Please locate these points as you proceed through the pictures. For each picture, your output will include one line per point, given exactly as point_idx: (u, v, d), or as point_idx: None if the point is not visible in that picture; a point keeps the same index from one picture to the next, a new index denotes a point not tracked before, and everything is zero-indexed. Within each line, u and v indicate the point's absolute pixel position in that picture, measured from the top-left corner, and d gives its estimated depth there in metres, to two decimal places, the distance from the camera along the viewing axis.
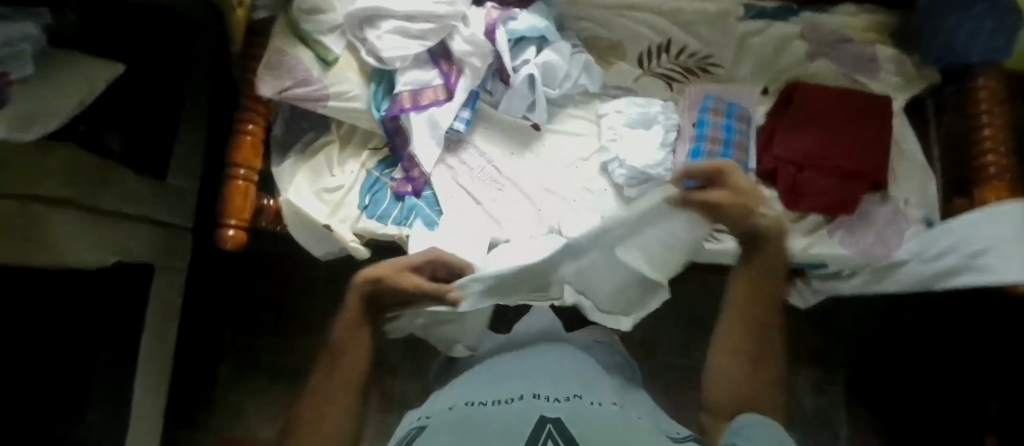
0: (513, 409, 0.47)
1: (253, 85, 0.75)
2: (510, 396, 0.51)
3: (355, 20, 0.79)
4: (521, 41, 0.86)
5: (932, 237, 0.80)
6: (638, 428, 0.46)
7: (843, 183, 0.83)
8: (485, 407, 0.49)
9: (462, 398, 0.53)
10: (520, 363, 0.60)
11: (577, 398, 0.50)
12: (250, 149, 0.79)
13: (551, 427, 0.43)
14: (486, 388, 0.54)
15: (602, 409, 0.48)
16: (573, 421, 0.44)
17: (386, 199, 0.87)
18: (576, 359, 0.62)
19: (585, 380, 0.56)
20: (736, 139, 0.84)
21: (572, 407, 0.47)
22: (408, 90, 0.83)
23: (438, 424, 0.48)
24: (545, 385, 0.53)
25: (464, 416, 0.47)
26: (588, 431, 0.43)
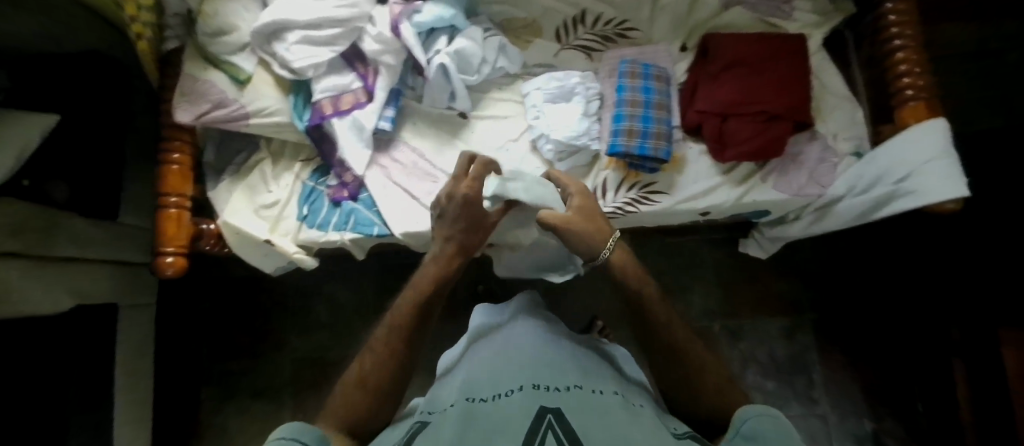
0: (517, 398, 0.51)
1: (172, 114, 0.77)
2: (509, 389, 0.54)
3: (261, 37, 0.80)
4: (432, 32, 0.86)
5: (861, 170, 0.82)
6: (641, 421, 0.49)
7: (769, 126, 0.83)
8: (486, 403, 0.52)
9: (463, 391, 0.56)
10: (526, 350, 0.63)
11: (578, 387, 0.54)
12: (178, 178, 0.80)
13: (550, 418, 0.46)
14: (489, 377, 0.58)
15: (602, 397, 0.52)
16: (570, 411, 0.48)
17: (324, 207, 0.88)
18: (572, 348, 0.66)
19: (585, 369, 0.60)
20: (656, 99, 0.85)
21: (576, 397, 0.51)
22: (327, 97, 0.83)
23: (443, 419, 0.52)
24: (548, 373, 0.57)
25: (466, 410, 0.51)
26: (587, 419, 0.47)
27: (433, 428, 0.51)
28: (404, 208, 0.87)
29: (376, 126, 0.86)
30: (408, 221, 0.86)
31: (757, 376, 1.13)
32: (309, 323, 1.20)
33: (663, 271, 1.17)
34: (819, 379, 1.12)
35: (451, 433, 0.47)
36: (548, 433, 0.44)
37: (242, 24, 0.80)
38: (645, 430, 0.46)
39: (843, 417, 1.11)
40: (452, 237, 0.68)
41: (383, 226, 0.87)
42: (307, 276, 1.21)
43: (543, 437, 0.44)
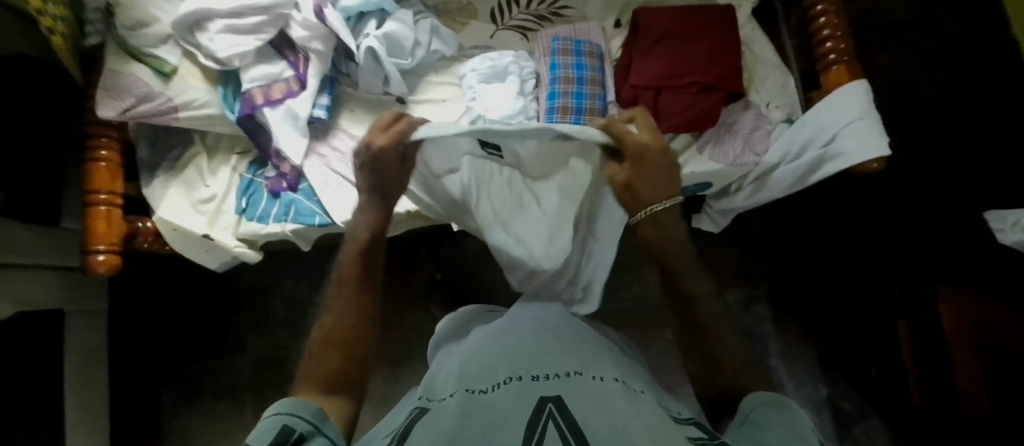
0: (518, 389, 0.43)
1: (94, 109, 0.75)
2: (507, 377, 0.46)
3: (183, 28, 0.79)
4: (362, 16, 0.87)
5: (792, 135, 0.82)
6: (645, 410, 0.41)
7: (701, 97, 0.84)
8: (485, 394, 0.44)
9: (462, 381, 0.49)
10: (527, 336, 0.56)
11: (576, 374, 0.46)
12: (106, 175, 0.79)
13: (551, 407, 0.39)
14: (488, 366, 0.50)
15: (603, 384, 0.44)
16: (573, 401, 0.40)
17: (263, 199, 0.87)
18: (576, 331, 0.59)
19: (587, 354, 0.52)
20: (588, 75, 0.86)
21: (573, 384, 0.44)
22: (258, 87, 0.82)
23: (441, 410, 0.44)
24: (546, 359, 0.49)
25: (467, 402, 0.43)
26: (589, 407, 0.39)
27: (432, 420, 0.42)
28: (345, 195, 0.86)
29: (311, 114, 0.86)
30: (349, 210, 0.84)
31: None
32: (267, 321, 1.19)
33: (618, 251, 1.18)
34: (777, 347, 1.14)
35: (450, 426, 0.39)
36: (550, 422, 0.37)
37: (162, 16, 0.80)
38: (648, 417, 0.39)
39: (801, 384, 1.12)
40: (369, 213, 0.63)
41: (325, 215, 0.85)
42: (262, 273, 1.20)
43: (543, 427, 0.36)
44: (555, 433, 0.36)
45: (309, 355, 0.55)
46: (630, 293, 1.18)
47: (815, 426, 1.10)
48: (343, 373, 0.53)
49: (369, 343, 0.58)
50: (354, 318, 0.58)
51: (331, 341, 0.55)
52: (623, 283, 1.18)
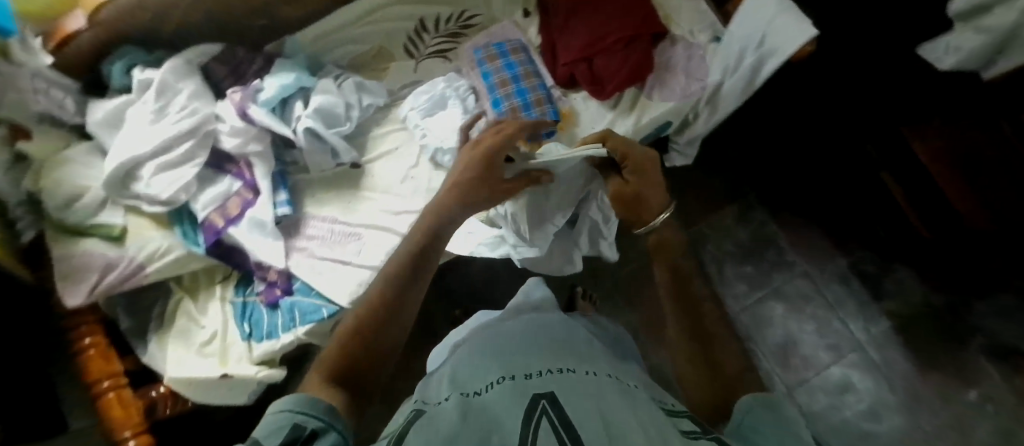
0: (514, 388, 0.43)
1: (62, 302, 0.71)
2: (500, 377, 0.46)
3: (115, 184, 0.75)
4: (286, 102, 0.85)
5: (725, 51, 0.85)
6: (631, 402, 0.41)
7: (629, 49, 0.87)
8: (481, 395, 0.43)
9: (456, 383, 0.47)
10: (514, 339, 0.56)
11: (570, 370, 0.47)
12: (100, 360, 0.74)
13: (545, 403, 0.39)
14: (482, 368, 0.50)
15: (595, 380, 0.45)
16: (566, 397, 0.40)
17: (264, 315, 0.84)
18: (570, 336, 0.58)
19: (580, 352, 0.53)
20: (521, 70, 0.88)
21: (563, 381, 0.44)
22: (213, 210, 0.80)
23: (437, 412, 0.41)
24: (536, 360, 0.50)
25: (463, 404, 0.41)
26: (586, 403, 0.39)
27: (429, 420, 0.39)
28: (339, 277, 0.84)
29: (276, 215, 0.84)
30: (352, 288, 0.82)
31: (734, 267, 1.18)
32: None
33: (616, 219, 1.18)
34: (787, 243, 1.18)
35: (447, 428, 0.37)
36: (544, 418, 0.37)
37: (93, 182, 0.76)
38: (640, 414, 0.39)
39: (822, 266, 1.17)
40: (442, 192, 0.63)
41: (330, 304, 0.83)
42: (290, 384, 1.16)
43: (537, 425, 0.36)
44: (550, 433, 0.35)
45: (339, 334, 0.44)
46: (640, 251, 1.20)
47: (850, 297, 1.15)
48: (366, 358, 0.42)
49: (410, 326, 0.48)
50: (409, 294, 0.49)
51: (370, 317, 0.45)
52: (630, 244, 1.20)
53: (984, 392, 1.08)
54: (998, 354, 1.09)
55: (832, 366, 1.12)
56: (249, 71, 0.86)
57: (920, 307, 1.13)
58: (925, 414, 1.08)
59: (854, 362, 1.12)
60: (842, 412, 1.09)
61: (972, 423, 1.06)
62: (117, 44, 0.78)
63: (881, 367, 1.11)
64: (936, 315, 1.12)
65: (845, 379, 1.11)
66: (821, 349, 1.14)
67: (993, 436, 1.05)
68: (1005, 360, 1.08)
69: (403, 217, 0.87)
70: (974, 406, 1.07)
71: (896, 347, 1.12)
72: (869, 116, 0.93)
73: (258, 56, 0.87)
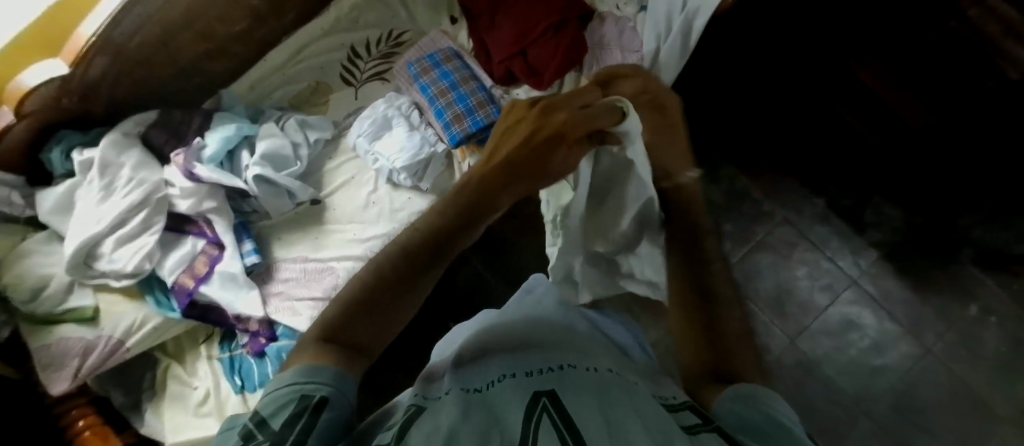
0: (516, 385, 0.37)
1: (48, 391, 0.71)
2: (503, 375, 0.40)
3: (79, 266, 0.76)
4: (233, 154, 0.86)
5: (654, 16, 0.86)
6: (638, 396, 0.35)
7: (558, 35, 0.86)
8: (484, 392, 0.37)
9: (458, 378, 0.41)
10: (516, 335, 0.51)
11: (570, 366, 0.41)
12: (97, 439, 0.72)
13: (546, 401, 0.33)
14: (485, 363, 0.44)
15: (597, 375, 0.40)
16: (567, 394, 0.34)
17: (253, 366, 0.84)
18: (570, 333, 0.53)
19: (579, 348, 0.48)
20: (457, 77, 0.88)
21: (564, 376, 0.39)
22: (182, 273, 0.80)
23: (438, 408, 0.35)
24: (538, 357, 0.44)
25: (465, 400, 0.35)
26: (585, 399, 0.34)
27: (429, 417, 0.33)
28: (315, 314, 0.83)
29: (244, 265, 0.84)
30: None
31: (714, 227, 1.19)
32: None
33: None
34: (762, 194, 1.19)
35: (447, 424, 0.31)
36: (545, 416, 0.31)
37: (56, 269, 0.77)
38: (643, 410, 0.33)
39: (800, 210, 1.17)
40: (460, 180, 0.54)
41: None
42: None
43: (538, 423, 0.31)
44: (550, 431, 0.30)
45: (348, 287, 0.44)
46: None
47: (833, 235, 1.15)
48: (369, 325, 0.42)
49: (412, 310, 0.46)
50: (441, 253, 0.48)
51: (385, 279, 0.44)
52: None
53: (983, 304, 1.08)
54: (990, 264, 1.09)
55: (830, 306, 1.12)
56: (189, 130, 0.87)
57: (904, 232, 1.13)
58: (929, 337, 1.08)
59: (851, 298, 1.12)
60: (848, 350, 1.09)
61: (975, 337, 1.07)
62: (53, 130, 0.80)
63: (878, 299, 1.11)
64: (922, 237, 1.12)
65: (846, 317, 1.11)
66: (816, 291, 1.14)
67: (998, 346, 1.05)
68: (996, 268, 1.09)
69: (372, 242, 0.87)
70: (975, 320, 1.07)
71: (889, 277, 1.12)
72: (815, 53, 0.93)
73: (196, 114, 0.89)
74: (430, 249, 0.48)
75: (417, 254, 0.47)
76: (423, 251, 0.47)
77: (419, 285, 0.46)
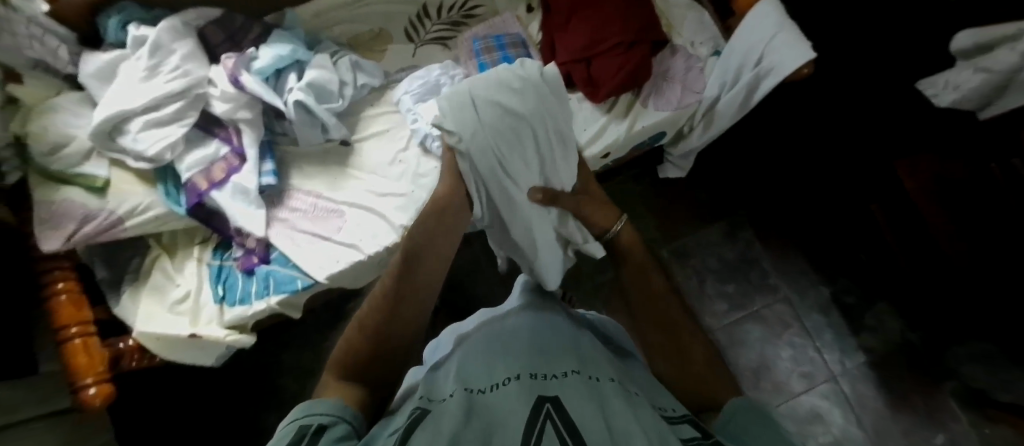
0: (518, 388, 0.41)
1: (38, 246, 0.72)
2: (507, 377, 0.44)
3: (102, 136, 0.77)
4: (281, 73, 0.86)
5: (724, 65, 0.86)
6: (640, 411, 0.39)
7: (628, 54, 0.86)
8: (485, 396, 0.42)
9: (462, 379, 0.45)
10: (519, 336, 0.53)
11: (574, 373, 0.45)
12: (71, 307, 0.75)
13: (550, 405, 0.38)
14: (490, 364, 0.48)
15: (597, 385, 0.43)
16: (572, 401, 0.39)
17: (239, 281, 0.85)
18: (578, 336, 0.55)
19: (584, 353, 0.50)
20: (518, 65, 0.87)
21: (567, 384, 0.42)
22: (198, 173, 0.81)
23: (442, 409, 0.40)
24: (542, 359, 0.48)
25: (468, 402, 0.40)
26: (588, 407, 0.38)
27: (432, 420, 0.38)
28: (317, 251, 0.84)
29: (260, 184, 0.85)
30: (329, 263, 0.83)
31: (715, 285, 1.18)
32: None
33: None
34: (771, 265, 1.19)
35: (448, 431, 0.35)
36: (548, 420, 0.36)
37: (79, 133, 0.77)
38: (643, 421, 0.37)
39: (804, 294, 1.17)
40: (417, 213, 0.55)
41: (305, 277, 0.84)
42: None
43: (541, 432, 0.35)
44: (553, 436, 0.35)
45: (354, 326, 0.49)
46: None
47: (826, 326, 1.15)
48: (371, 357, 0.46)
49: (423, 308, 0.50)
50: (409, 282, 0.49)
51: (366, 329, 0.47)
52: None
53: (950, 436, 1.07)
54: (970, 402, 1.08)
55: (802, 394, 1.12)
56: (245, 39, 0.88)
57: (897, 344, 1.12)
58: None
59: (825, 392, 1.12)
60: (808, 441, 1.08)
61: None
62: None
63: (851, 401, 1.11)
64: (913, 355, 1.11)
65: (815, 408, 1.11)
66: (793, 375, 1.14)
67: None
68: (977, 407, 1.08)
69: (389, 199, 0.88)
70: None
71: (869, 383, 1.12)
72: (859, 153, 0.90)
73: (257, 25, 0.89)
74: (400, 282, 0.49)
75: (393, 287, 0.49)
76: (395, 286, 0.49)
77: (414, 286, 0.49)
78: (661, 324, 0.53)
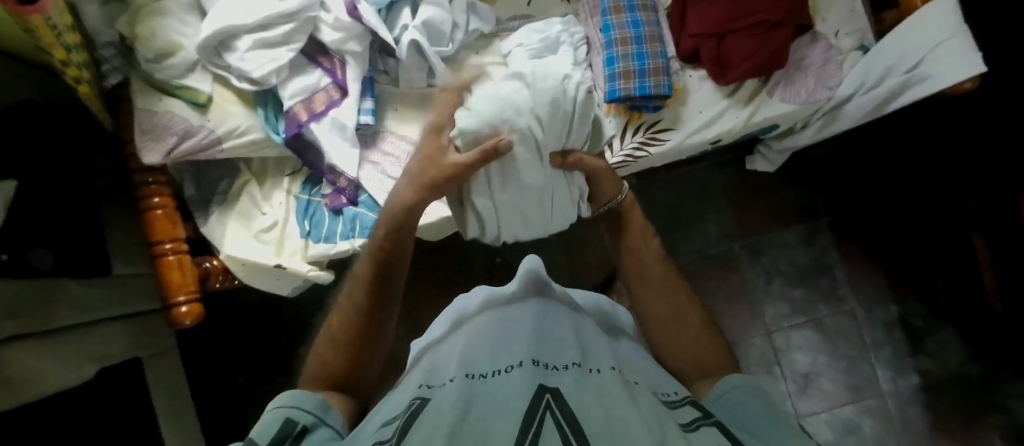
0: (521, 374, 0.41)
1: (140, 158, 0.71)
2: (510, 364, 0.44)
3: (208, 50, 0.73)
4: (393, 6, 0.81)
5: (869, 64, 0.79)
6: (641, 400, 0.39)
7: (767, 36, 0.79)
8: (486, 380, 0.42)
9: (464, 364, 0.46)
10: (524, 325, 0.53)
11: (576, 365, 0.44)
12: (166, 223, 0.75)
13: (550, 399, 0.37)
14: (497, 351, 0.48)
15: (599, 377, 0.42)
16: (573, 389, 0.38)
17: (325, 219, 0.83)
18: (581, 328, 0.55)
19: (585, 345, 0.50)
20: (646, 32, 0.80)
21: (571, 375, 0.42)
22: (299, 102, 0.77)
23: (443, 397, 0.40)
24: (543, 349, 0.47)
25: (468, 389, 0.40)
26: (590, 399, 0.37)
27: (433, 408, 0.39)
28: None
29: (358, 121, 0.81)
30: None
31: (782, 286, 1.14)
32: None
33: (673, 204, 1.15)
34: (844, 274, 1.13)
35: (449, 420, 0.35)
36: (550, 411, 0.35)
37: (186, 42, 0.73)
38: (644, 409, 0.37)
39: (872, 308, 1.12)
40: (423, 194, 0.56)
41: None
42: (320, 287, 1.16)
43: (542, 420, 0.34)
44: (554, 426, 0.34)
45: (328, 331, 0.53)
46: (693, 245, 1.15)
47: (887, 344, 1.10)
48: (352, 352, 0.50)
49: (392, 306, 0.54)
50: (379, 267, 0.54)
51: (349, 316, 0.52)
52: (686, 235, 1.15)
53: None
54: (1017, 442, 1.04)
55: (847, 405, 1.09)
56: None
57: (956, 372, 1.07)
58: None
59: (869, 408, 1.09)
60: None
61: None
62: None
63: (895, 420, 1.08)
64: (969, 386, 1.07)
65: (855, 421, 1.08)
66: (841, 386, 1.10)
67: None
68: None
69: None
70: None
71: (917, 405, 1.08)
72: None
73: None
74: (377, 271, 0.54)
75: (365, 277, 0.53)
76: (375, 272, 0.54)
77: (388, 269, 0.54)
78: (644, 291, 0.58)
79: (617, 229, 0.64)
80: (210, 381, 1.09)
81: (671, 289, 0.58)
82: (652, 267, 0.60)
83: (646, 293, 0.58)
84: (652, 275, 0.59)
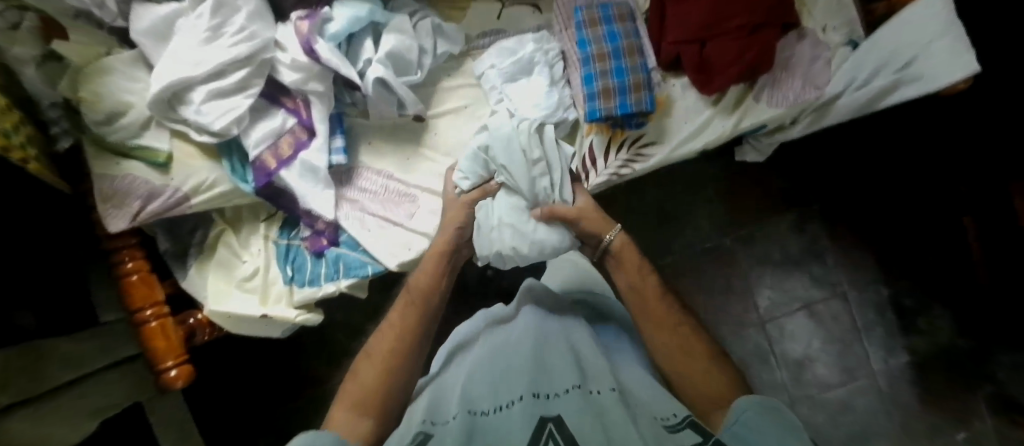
0: (521, 409, 0.45)
1: (106, 228, 0.67)
2: (509, 398, 0.48)
3: (162, 105, 0.68)
4: (353, 38, 0.76)
5: (858, 61, 0.75)
6: (634, 425, 0.43)
7: (753, 39, 0.74)
8: (487, 417, 0.47)
9: (466, 397, 0.50)
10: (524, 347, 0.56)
11: (576, 389, 0.48)
12: (143, 288, 0.72)
13: (551, 428, 0.43)
14: (498, 379, 0.52)
15: (599, 402, 0.46)
16: (574, 420, 0.43)
17: (307, 261, 0.81)
18: (580, 339, 0.57)
19: (585, 364, 0.52)
20: (625, 45, 0.76)
21: (570, 403, 0.46)
22: (266, 149, 0.73)
23: (444, 436, 0.45)
24: (545, 375, 0.51)
25: (469, 427, 0.45)
26: (588, 429, 0.42)
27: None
28: (388, 235, 0.80)
29: (330, 162, 0.78)
30: (399, 250, 0.79)
31: (774, 275, 1.14)
32: (330, 359, 1.13)
33: (662, 202, 1.13)
34: (835, 259, 1.13)
35: None
36: None
37: (137, 99, 0.69)
38: (642, 435, 0.42)
39: (863, 290, 1.12)
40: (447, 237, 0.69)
41: (376, 262, 0.81)
42: None
43: None
44: None
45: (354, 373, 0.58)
46: (684, 241, 1.14)
47: (878, 325, 1.11)
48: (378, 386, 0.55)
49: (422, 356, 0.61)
50: (409, 315, 0.62)
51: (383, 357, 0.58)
52: (677, 232, 1.14)
53: (973, 435, 1.06)
54: (1004, 411, 1.06)
55: (838, 387, 1.11)
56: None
57: (944, 348, 1.08)
58: None
59: (860, 387, 1.10)
60: (835, 430, 1.09)
61: None
62: None
63: (886, 398, 1.10)
64: (956, 360, 1.08)
65: (847, 401, 1.10)
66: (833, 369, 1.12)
67: None
68: (1011, 417, 1.05)
69: None
70: None
71: (906, 382, 1.10)
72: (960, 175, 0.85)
73: None
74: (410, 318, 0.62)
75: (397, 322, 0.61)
76: (406, 319, 0.62)
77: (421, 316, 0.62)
78: (651, 319, 0.60)
79: (613, 267, 0.67)
80: (213, 414, 1.10)
81: (674, 322, 0.59)
82: (651, 303, 0.61)
83: (651, 319, 0.60)
84: (654, 299, 0.62)
